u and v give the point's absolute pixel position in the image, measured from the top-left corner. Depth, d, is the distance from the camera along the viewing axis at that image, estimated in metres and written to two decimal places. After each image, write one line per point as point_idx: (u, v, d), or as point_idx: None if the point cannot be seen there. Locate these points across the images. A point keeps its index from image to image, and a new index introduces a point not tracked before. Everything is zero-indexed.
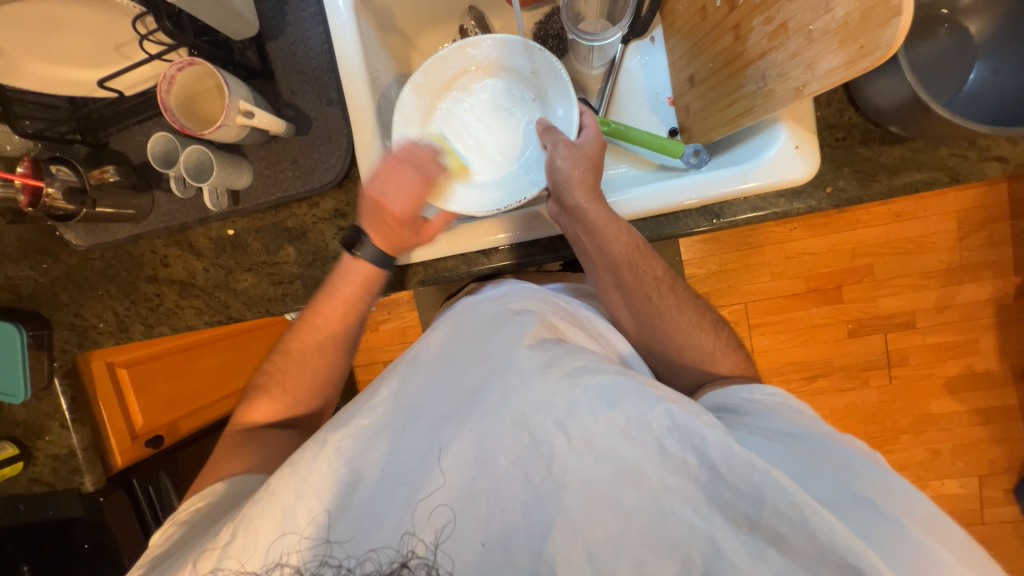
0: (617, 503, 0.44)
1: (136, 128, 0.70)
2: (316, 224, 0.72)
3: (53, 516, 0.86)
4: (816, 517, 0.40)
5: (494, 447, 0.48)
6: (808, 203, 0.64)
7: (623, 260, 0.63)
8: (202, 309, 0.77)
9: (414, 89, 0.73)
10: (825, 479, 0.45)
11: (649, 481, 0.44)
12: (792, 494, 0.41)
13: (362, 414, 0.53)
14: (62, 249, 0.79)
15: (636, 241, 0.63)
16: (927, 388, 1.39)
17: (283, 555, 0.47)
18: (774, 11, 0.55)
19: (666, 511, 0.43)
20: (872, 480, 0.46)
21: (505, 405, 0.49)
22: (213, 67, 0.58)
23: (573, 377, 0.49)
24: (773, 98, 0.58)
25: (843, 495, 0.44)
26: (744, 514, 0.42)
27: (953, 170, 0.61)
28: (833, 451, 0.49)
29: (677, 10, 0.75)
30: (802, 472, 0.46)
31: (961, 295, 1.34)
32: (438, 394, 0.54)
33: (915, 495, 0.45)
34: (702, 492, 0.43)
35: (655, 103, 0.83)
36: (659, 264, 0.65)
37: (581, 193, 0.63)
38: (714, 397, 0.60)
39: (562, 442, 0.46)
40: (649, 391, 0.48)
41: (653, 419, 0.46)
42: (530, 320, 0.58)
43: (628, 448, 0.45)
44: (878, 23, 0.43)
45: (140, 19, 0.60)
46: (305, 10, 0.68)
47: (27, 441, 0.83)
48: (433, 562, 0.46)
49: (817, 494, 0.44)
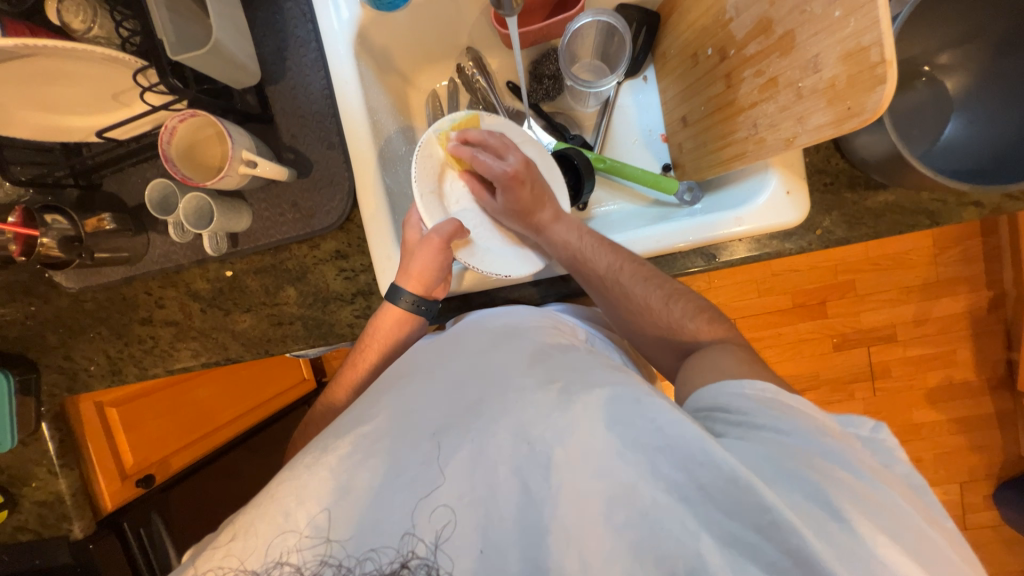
0: (609, 518, 0.43)
1: (131, 170, 0.69)
2: (316, 265, 0.72)
3: (39, 565, 0.83)
4: (797, 537, 0.39)
5: (493, 455, 0.48)
6: (799, 244, 0.67)
7: (567, 259, 0.68)
8: (198, 351, 0.76)
9: (426, 205, 0.70)
10: (807, 491, 0.41)
11: (641, 498, 0.43)
12: (770, 511, 0.40)
13: (365, 423, 0.54)
14: (52, 291, 0.77)
15: (584, 238, 0.67)
16: (909, 399, 1.45)
17: (283, 553, 0.46)
18: (764, 65, 0.58)
19: (656, 525, 0.42)
20: (855, 488, 0.42)
21: (503, 420, 0.50)
22: (215, 118, 0.59)
23: (570, 393, 0.50)
24: (765, 145, 0.60)
25: (814, 505, 0.40)
26: (731, 532, 0.41)
27: (933, 213, 0.64)
28: (826, 462, 0.44)
29: (669, 53, 0.78)
30: (781, 477, 0.42)
31: (938, 310, 1.40)
32: (439, 403, 0.54)
33: (901, 506, 0.42)
34: (691, 509, 0.42)
35: (649, 140, 0.86)
36: (601, 260, 0.64)
37: (547, 211, 0.70)
38: (704, 395, 0.52)
39: (561, 453, 0.46)
40: (645, 406, 0.47)
41: (646, 436, 0.45)
42: (532, 341, 0.59)
43: (623, 465, 0.44)
44: (864, 88, 0.46)
45: (142, 72, 0.59)
46: (305, 56, 0.68)
47: (12, 488, 0.81)
48: (432, 562, 0.45)
49: (793, 503, 0.41)
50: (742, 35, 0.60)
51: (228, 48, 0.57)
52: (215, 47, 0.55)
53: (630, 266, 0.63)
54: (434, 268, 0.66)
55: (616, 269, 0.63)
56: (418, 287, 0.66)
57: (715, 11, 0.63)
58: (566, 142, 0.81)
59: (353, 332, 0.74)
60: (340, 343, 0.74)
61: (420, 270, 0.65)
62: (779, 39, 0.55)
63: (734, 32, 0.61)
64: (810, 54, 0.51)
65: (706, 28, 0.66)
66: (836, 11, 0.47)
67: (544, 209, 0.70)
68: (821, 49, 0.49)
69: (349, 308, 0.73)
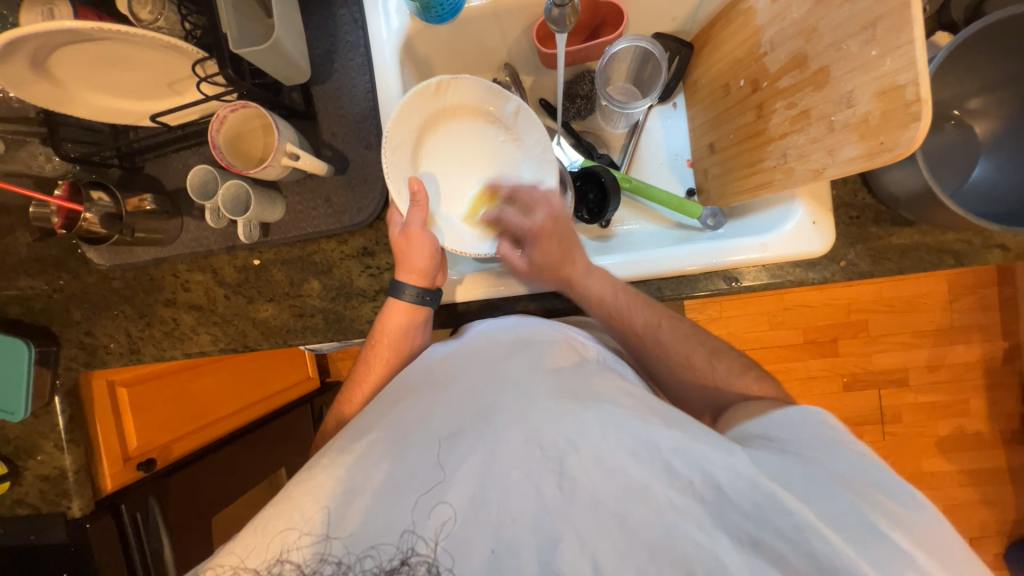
0: (623, 520, 0.43)
1: (175, 156, 0.72)
2: (342, 260, 0.74)
3: (33, 541, 0.82)
4: (819, 541, 0.38)
5: (505, 459, 0.47)
6: (822, 274, 0.67)
7: (602, 315, 0.66)
8: (217, 336, 0.76)
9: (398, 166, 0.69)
10: (836, 502, 0.41)
11: (655, 499, 0.43)
12: (795, 515, 0.40)
13: (377, 427, 0.54)
14: (82, 267, 0.79)
15: (618, 293, 0.65)
16: (919, 446, 1.42)
17: (284, 551, 0.46)
18: (797, 98, 0.60)
19: (672, 528, 0.41)
20: (887, 505, 0.41)
21: (518, 423, 0.49)
22: (265, 111, 0.61)
23: (582, 401, 0.49)
24: (794, 175, 0.62)
25: (847, 517, 0.40)
26: (748, 534, 0.40)
27: (958, 253, 0.65)
28: (860, 481, 0.43)
29: (700, 82, 0.81)
30: (811, 491, 0.42)
31: (952, 357, 1.38)
32: (453, 409, 0.53)
33: (931, 527, 0.40)
34: (708, 511, 0.42)
35: (674, 164, 0.88)
36: (638, 316, 0.64)
37: (578, 267, 0.67)
38: (751, 426, 0.52)
39: (573, 458, 0.46)
40: (659, 420, 0.47)
41: (660, 441, 0.45)
42: (545, 351, 0.58)
43: (635, 466, 0.44)
44: (899, 124, 0.48)
45: (200, 63, 0.62)
46: (353, 59, 0.71)
47: (18, 460, 0.81)
48: (433, 560, 0.44)
49: (822, 513, 0.40)
50: (776, 69, 0.62)
51: (285, 46, 0.60)
52: (274, 45, 0.58)
53: (671, 324, 0.64)
54: (426, 252, 0.66)
55: (654, 325, 0.64)
56: (420, 280, 0.67)
57: (751, 44, 0.66)
58: (593, 160, 0.83)
59: (371, 329, 0.74)
60: (357, 339, 0.75)
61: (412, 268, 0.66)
62: (813, 74, 0.57)
63: (768, 66, 0.64)
64: (844, 89, 0.53)
65: (740, 60, 0.69)
66: (873, 50, 0.49)
67: (570, 266, 0.68)
68: (856, 85, 0.51)
69: (370, 305, 0.73)
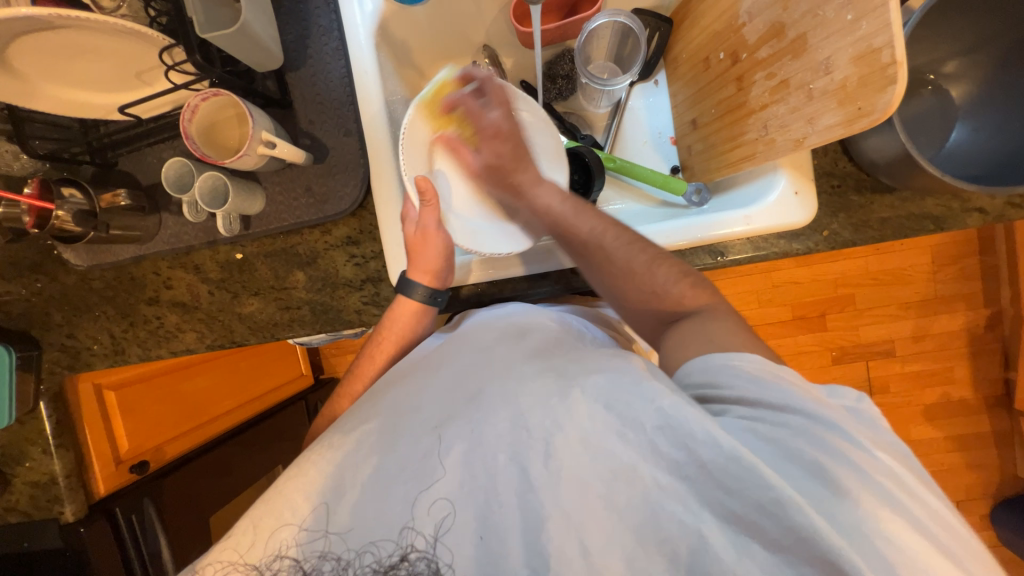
0: (610, 500, 0.43)
1: (148, 150, 0.70)
2: (327, 250, 0.73)
3: (27, 548, 0.81)
4: (799, 513, 0.38)
5: (491, 444, 0.47)
6: (806, 245, 0.68)
7: (565, 245, 0.62)
8: (204, 333, 0.75)
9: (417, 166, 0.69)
10: (813, 475, 0.40)
11: (642, 479, 0.43)
12: (772, 488, 0.39)
13: (366, 421, 0.53)
14: (60, 269, 0.77)
15: (566, 202, 0.63)
16: (906, 414, 1.45)
17: (283, 546, 0.46)
18: (775, 68, 0.59)
19: (657, 507, 0.42)
20: (851, 457, 0.41)
21: (503, 408, 0.48)
22: (238, 98, 0.60)
23: (569, 379, 0.49)
24: (775, 146, 0.62)
25: (807, 479, 0.40)
26: (729, 509, 0.40)
27: (937, 217, 0.65)
28: (813, 425, 0.42)
29: (681, 57, 0.80)
30: (777, 456, 0.41)
31: (936, 326, 1.41)
32: (439, 398, 0.53)
33: (887, 470, 0.41)
34: (691, 489, 0.41)
35: (658, 142, 0.87)
36: (616, 249, 0.59)
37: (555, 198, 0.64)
38: (694, 368, 0.49)
39: (559, 439, 0.45)
40: (645, 386, 0.45)
41: (645, 419, 0.44)
42: (537, 337, 0.57)
43: (624, 447, 0.44)
44: (875, 88, 0.48)
45: (168, 51, 0.60)
46: (327, 44, 0.70)
47: (6, 468, 0.80)
48: (431, 554, 0.44)
49: (792, 480, 0.40)
50: (755, 39, 0.62)
51: (255, 30, 0.58)
52: (243, 29, 0.57)
53: (639, 254, 0.58)
54: (441, 253, 0.65)
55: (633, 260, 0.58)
56: (431, 281, 0.66)
57: (729, 15, 0.65)
58: (577, 141, 0.83)
59: (360, 319, 0.74)
60: (346, 329, 0.74)
61: (427, 266, 0.65)
62: (791, 42, 0.57)
63: (747, 37, 0.63)
64: (821, 56, 0.53)
65: (719, 32, 0.68)
66: (848, 14, 0.48)
67: (524, 171, 0.67)
68: (832, 51, 0.51)
69: (357, 295, 0.73)
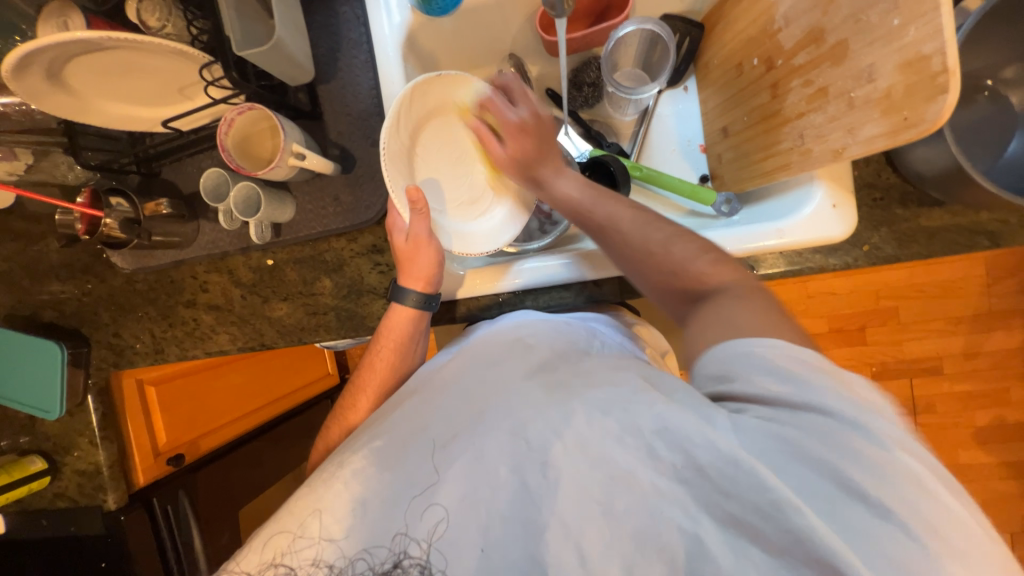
0: (607, 507, 0.42)
1: (189, 160, 0.74)
2: (353, 258, 0.74)
3: (73, 532, 0.86)
4: (797, 516, 0.35)
5: (492, 457, 0.46)
6: (844, 259, 0.64)
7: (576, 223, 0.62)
8: (236, 336, 0.78)
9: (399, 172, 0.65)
10: (810, 468, 0.36)
11: (639, 485, 0.40)
12: (769, 492, 0.35)
13: (378, 436, 0.53)
14: (108, 271, 0.82)
15: (585, 190, 0.63)
16: (955, 437, 1.36)
17: (278, 554, 0.47)
18: (814, 75, 0.57)
19: (655, 513, 0.39)
20: (875, 459, 0.35)
21: (504, 420, 0.48)
22: (271, 112, 0.62)
23: (570, 390, 0.47)
24: (812, 156, 0.59)
25: (820, 483, 0.35)
26: (728, 515, 0.37)
27: (993, 233, 0.61)
28: (832, 425, 0.36)
29: (712, 63, 0.78)
30: (790, 463, 0.36)
31: (991, 343, 1.31)
32: (448, 414, 0.52)
33: (920, 470, 0.34)
34: (691, 493, 0.39)
35: (687, 150, 0.85)
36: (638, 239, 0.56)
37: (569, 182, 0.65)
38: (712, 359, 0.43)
39: (557, 448, 0.44)
40: (645, 395, 0.43)
41: (643, 423, 0.41)
42: (548, 350, 0.55)
43: (619, 452, 0.41)
44: (924, 98, 0.45)
45: (207, 67, 0.63)
46: (356, 57, 0.71)
47: (57, 456, 0.85)
48: (425, 562, 0.45)
49: (797, 484, 0.36)
50: (791, 45, 0.59)
51: (287, 46, 0.61)
52: (276, 46, 0.59)
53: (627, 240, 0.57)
54: (431, 261, 0.66)
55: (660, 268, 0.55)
56: (421, 285, 0.66)
57: (764, 20, 0.63)
58: (602, 149, 0.81)
59: None
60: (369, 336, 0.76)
61: (416, 272, 0.66)
62: (831, 49, 0.54)
63: (783, 43, 0.61)
64: (863, 63, 0.50)
65: (753, 38, 0.66)
66: (895, 19, 0.46)
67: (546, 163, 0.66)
68: (877, 58, 0.48)
69: (381, 303, 0.74)
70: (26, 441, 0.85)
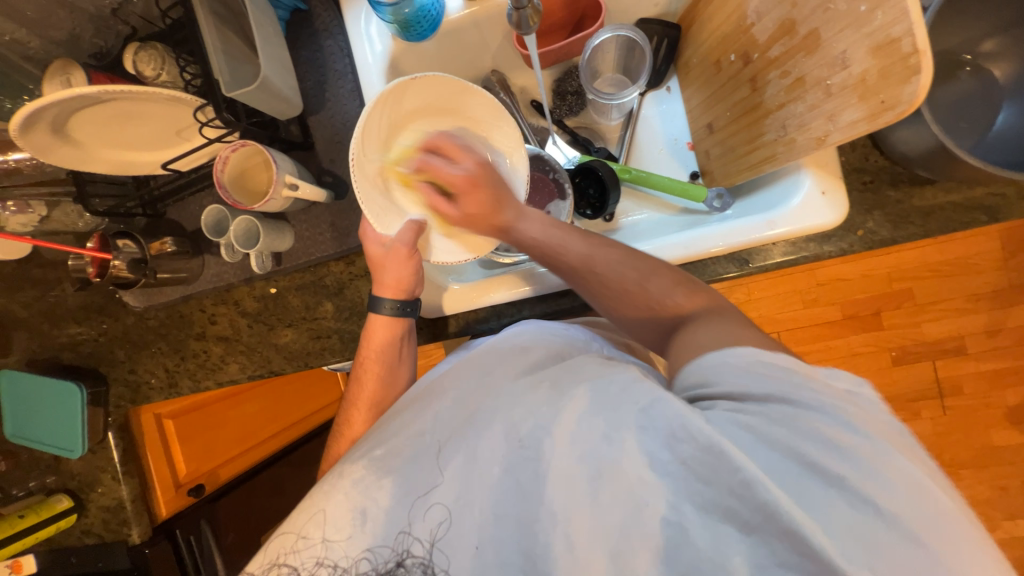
0: (595, 497, 0.41)
1: (191, 199, 0.77)
2: (352, 281, 0.76)
3: (101, 568, 0.88)
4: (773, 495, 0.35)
5: (484, 456, 0.47)
6: (840, 246, 0.63)
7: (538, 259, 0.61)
8: (245, 365, 0.80)
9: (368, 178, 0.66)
10: (779, 451, 0.37)
11: (627, 476, 0.40)
12: (744, 473, 0.36)
13: (376, 445, 0.52)
14: (121, 310, 0.85)
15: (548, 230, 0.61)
16: (986, 419, 1.31)
17: (281, 554, 0.48)
18: (790, 66, 0.57)
19: (639, 503, 0.39)
20: (840, 443, 0.37)
21: (494, 421, 0.48)
22: (263, 147, 0.64)
23: (560, 389, 0.46)
24: (796, 145, 0.59)
25: (788, 464, 0.37)
26: (712, 499, 0.37)
27: (991, 208, 0.60)
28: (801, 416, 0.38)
29: (691, 62, 0.78)
30: (762, 445, 0.38)
31: (1013, 318, 1.28)
32: (439, 418, 0.52)
33: (882, 449, 0.37)
34: (676, 481, 0.38)
35: (675, 148, 0.85)
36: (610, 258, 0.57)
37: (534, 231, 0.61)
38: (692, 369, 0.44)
39: (546, 445, 0.44)
40: (635, 387, 0.42)
41: (628, 416, 0.41)
42: (542, 353, 0.55)
43: (608, 446, 0.41)
44: (898, 80, 0.45)
45: (201, 109, 0.66)
46: (343, 87, 0.74)
47: (81, 494, 0.87)
48: (427, 561, 0.45)
49: (775, 467, 0.37)
50: (765, 38, 0.60)
51: (274, 82, 0.63)
52: (263, 83, 0.61)
53: (605, 253, 0.57)
54: (407, 272, 0.66)
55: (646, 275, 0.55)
56: (397, 293, 0.67)
57: (736, 16, 0.63)
58: (590, 155, 0.82)
59: None
60: None
61: (394, 281, 0.66)
62: (803, 39, 0.54)
63: (757, 36, 0.61)
64: (836, 50, 0.50)
65: (728, 34, 0.66)
66: (862, 5, 0.46)
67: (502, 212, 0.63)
68: (849, 44, 0.48)
69: None
70: (52, 480, 0.87)
